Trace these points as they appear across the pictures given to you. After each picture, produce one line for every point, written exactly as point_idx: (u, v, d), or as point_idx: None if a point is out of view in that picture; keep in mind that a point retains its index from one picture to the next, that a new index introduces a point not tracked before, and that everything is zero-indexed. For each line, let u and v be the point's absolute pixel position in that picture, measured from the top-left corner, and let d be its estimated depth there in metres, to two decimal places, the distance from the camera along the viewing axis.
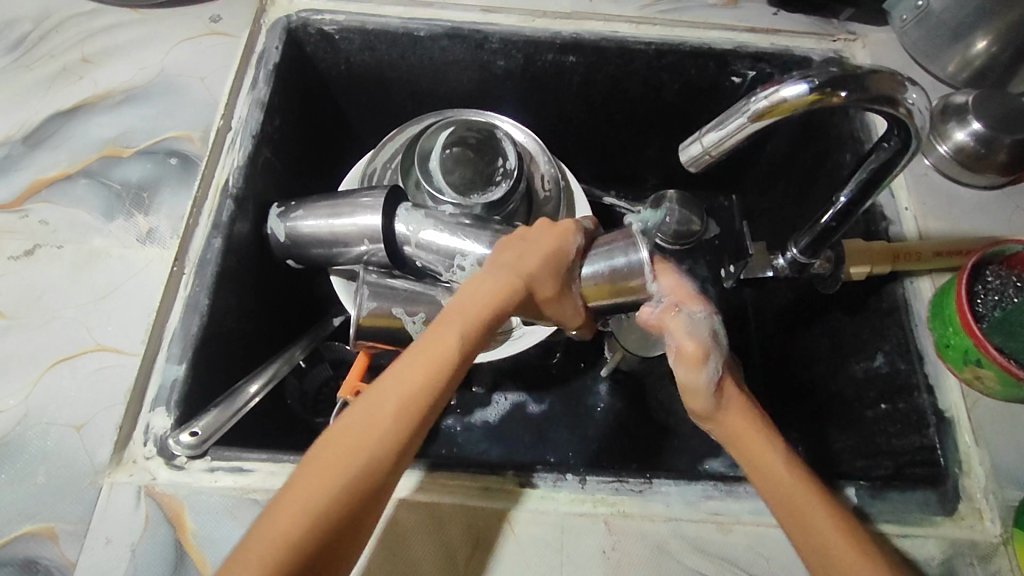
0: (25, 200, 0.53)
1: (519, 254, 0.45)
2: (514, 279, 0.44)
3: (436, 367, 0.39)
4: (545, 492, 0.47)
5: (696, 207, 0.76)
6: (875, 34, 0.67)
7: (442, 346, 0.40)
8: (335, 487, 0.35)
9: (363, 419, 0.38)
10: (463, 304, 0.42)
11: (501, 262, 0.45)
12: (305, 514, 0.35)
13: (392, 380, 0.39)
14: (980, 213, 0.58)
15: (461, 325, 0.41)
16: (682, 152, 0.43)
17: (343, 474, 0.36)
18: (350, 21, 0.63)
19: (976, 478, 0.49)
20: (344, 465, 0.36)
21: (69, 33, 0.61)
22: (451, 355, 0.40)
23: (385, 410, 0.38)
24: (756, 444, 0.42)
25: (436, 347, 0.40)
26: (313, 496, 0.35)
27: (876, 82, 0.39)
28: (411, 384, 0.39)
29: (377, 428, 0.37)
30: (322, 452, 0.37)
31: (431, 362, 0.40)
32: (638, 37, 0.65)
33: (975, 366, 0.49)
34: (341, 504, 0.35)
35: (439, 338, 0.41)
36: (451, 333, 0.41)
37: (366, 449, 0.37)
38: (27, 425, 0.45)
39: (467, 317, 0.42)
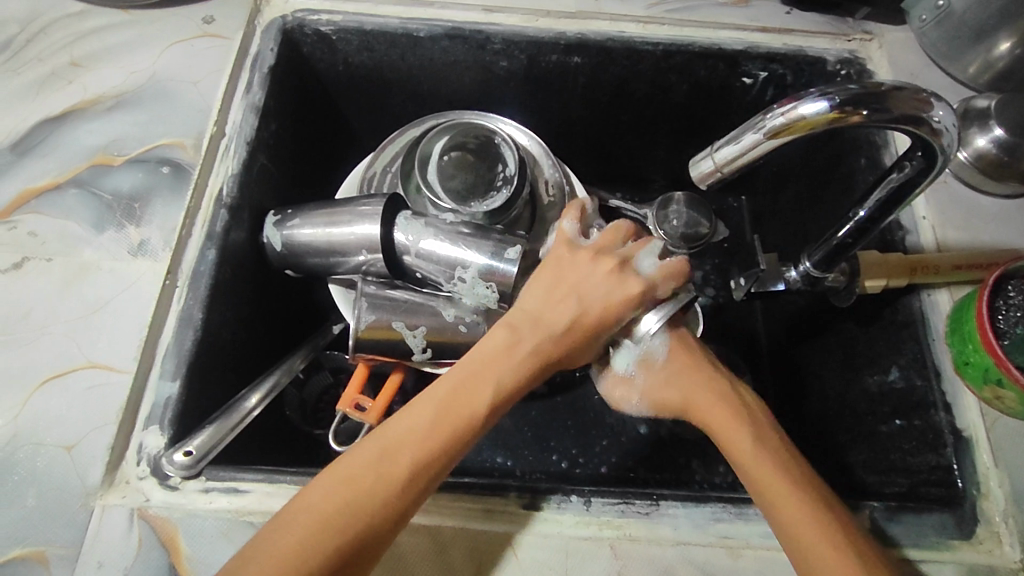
0: (14, 211, 0.52)
1: (561, 314, 0.47)
2: (542, 341, 0.47)
3: (457, 424, 0.43)
4: (549, 514, 0.46)
5: (704, 209, 0.74)
6: (893, 33, 0.64)
7: (467, 405, 0.43)
8: (345, 517, 0.38)
9: (382, 454, 0.41)
10: (487, 365, 0.45)
11: (541, 316, 0.47)
12: (311, 541, 0.37)
13: (415, 418, 0.42)
14: (1000, 223, 0.56)
15: (485, 390, 0.44)
16: (692, 167, 0.41)
17: (341, 514, 0.38)
18: (347, 21, 0.61)
19: (995, 501, 0.48)
20: (355, 501, 0.39)
21: (57, 35, 0.59)
22: (475, 417, 0.43)
23: (407, 452, 0.41)
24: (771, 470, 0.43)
25: (465, 396, 0.44)
26: (317, 526, 0.38)
27: (898, 100, 0.37)
28: (429, 432, 0.42)
29: (401, 459, 0.41)
30: (331, 480, 0.40)
31: (450, 416, 0.43)
32: (646, 37, 0.63)
33: (995, 386, 0.48)
34: (340, 539, 0.38)
35: (463, 397, 0.44)
36: (474, 393, 0.44)
37: (374, 490, 0.39)
38: (16, 445, 0.44)
39: (488, 381, 0.45)
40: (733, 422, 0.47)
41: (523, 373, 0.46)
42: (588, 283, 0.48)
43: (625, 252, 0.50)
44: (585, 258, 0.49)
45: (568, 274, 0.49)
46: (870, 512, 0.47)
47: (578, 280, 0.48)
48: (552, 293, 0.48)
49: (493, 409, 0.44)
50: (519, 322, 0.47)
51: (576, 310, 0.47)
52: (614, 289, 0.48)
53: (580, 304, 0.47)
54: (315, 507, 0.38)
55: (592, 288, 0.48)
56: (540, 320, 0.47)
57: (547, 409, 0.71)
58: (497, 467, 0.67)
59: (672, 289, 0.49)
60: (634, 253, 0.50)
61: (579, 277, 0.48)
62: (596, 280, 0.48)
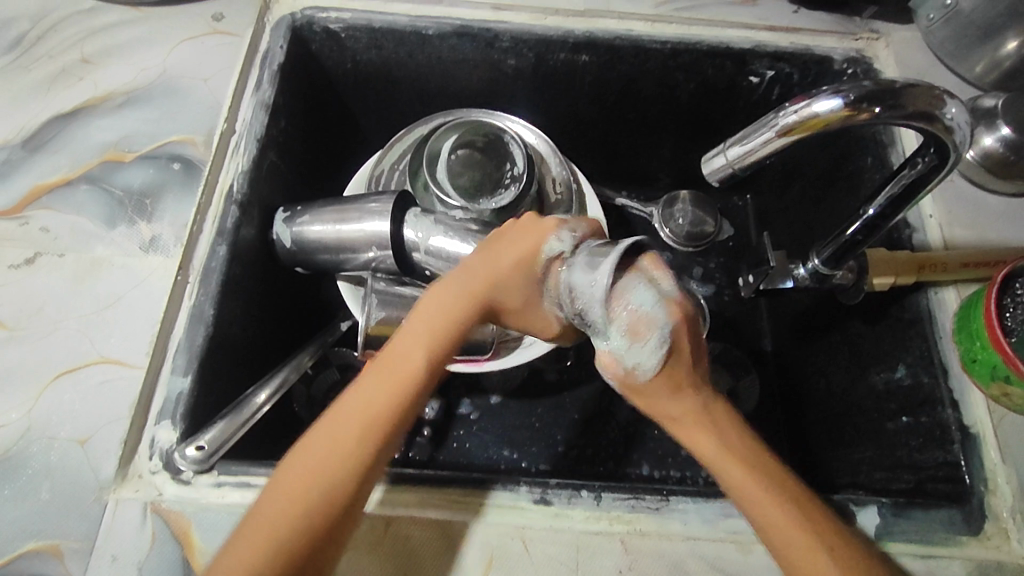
0: (26, 207, 0.52)
1: (488, 270, 0.42)
2: (477, 299, 0.41)
3: (397, 393, 0.38)
4: (560, 509, 0.46)
5: (708, 206, 0.77)
6: (899, 32, 0.65)
7: (400, 370, 0.38)
8: (288, 531, 0.34)
9: (321, 442, 0.36)
10: (424, 335, 0.40)
11: (480, 284, 0.42)
12: (273, 536, 0.34)
13: (353, 399, 0.38)
14: (1006, 221, 0.57)
15: (419, 353, 0.39)
16: (705, 164, 0.41)
17: (298, 511, 0.35)
18: (356, 19, 0.61)
19: (1003, 497, 0.48)
20: (313, 494, 0.35)
21: (68, 32, 0.59)
22: (412, 377, 0.38)
23: (344, 430, 0.37)
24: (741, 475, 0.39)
25: (406, 364, 0.39)
26: (277, 531, 0.34)
27: (912, 97, 0.37)
28: (369, 405, 0.37)
29: (346, 450, 0.36)
30: (284, 478, 0.36)
31: (388, 384, 0.38)
32: (654, 36, 0.63)
33: (1003, 382, 0.48)
34: (302, 530, 0.34)
35: (394, 364, 0.38)
36: (408, 357, 0.39)
37: (329, 473, 0.36)
38: (29, 440, 0.44)
39: (426, 336, 0.40)
40: (708, 430, 0.41)
41: (464, 323, 0.41)
42: (517, 248, 0.43)
43: (540, 214, 0.45)
44: (508, 235, 0.43)
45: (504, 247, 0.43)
46: (878, 508, 0.48)
47: (498, 244, 0.43)
48: (490, 256, 0.43)
49: (433, 368, 0.39)
50: (455, 288, 0.42)
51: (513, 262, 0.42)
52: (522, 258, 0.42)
53: (509, 269, 0.42)
54: (269, 514, 0.35)
55: (509, 249, 0.43)
56: (471, 279, 0.42)
57: (553, 406, 0.71)
58: (504, 464, 0.67)
59: (587, 229, 0.43)
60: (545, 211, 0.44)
61: (503, 245, 0.43)
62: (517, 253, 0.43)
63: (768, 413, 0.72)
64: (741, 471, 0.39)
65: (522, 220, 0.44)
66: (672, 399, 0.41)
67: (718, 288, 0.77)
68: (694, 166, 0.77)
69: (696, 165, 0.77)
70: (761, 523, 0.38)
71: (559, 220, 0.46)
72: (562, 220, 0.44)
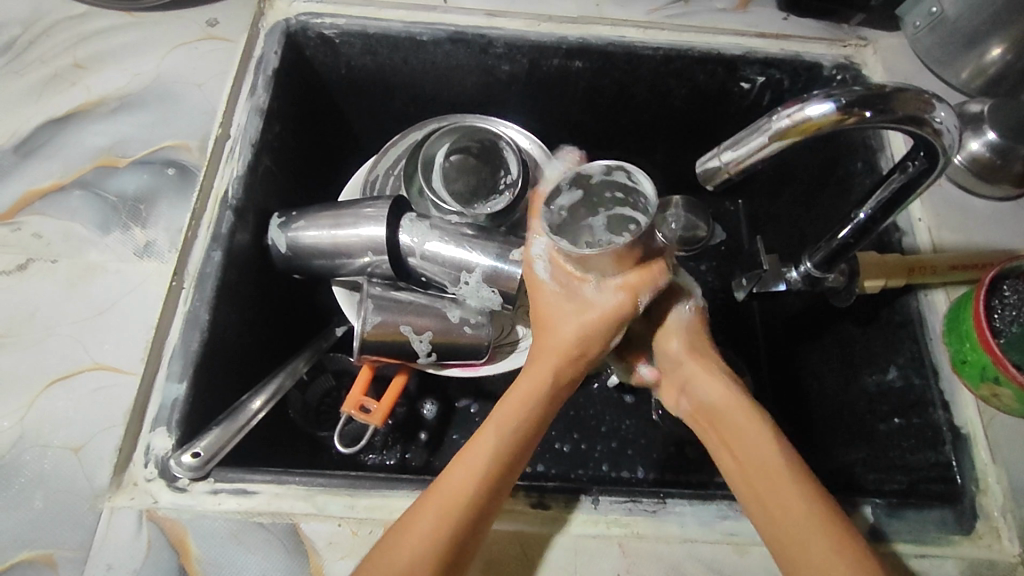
0: (18, 213, 0.52)
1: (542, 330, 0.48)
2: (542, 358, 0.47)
3: (472, 460, 0.42)
4: (557, 513, 0.46)
5: (702, 211, 0.77)
6: (887, 39, 0.66)
7: (482, 439, 0.43)
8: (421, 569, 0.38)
9: (441, 508, 0.40)
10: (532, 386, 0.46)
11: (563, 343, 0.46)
12: (415, 567, 0.38)
13: (479, 448, 0.42)
14: (993, 224, 0.58)
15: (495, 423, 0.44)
16: (699, 167, 0.42)
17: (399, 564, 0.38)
18: (351, 24, 0.61)
19: (994, 496, 0.49)
20: (414, 559, 0.38)
21: (60, 37, 0.59)
22: (490, 442, 0.43)
23: (473, 483, 0.41)
24: (734, 423, 0.45)
25: (510, 415, 0.44)
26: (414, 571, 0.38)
27: (902, 101, 0.38)
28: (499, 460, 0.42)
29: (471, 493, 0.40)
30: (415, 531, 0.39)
31: (471, 457, 0.42)
32: (647, 42, 0.63)
33: (992, 382, 0.49)
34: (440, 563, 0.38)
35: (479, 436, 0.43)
36: (488, 431, 0.44)
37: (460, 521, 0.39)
38: (23, 447, 0.44)
39: (502, 409, 0.45)
40: (738, 419, 0.45)
41: (547, 383, 0.46)
42: (548, 286, 0.48)
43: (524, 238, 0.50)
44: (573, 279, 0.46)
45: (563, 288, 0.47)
46: (873, 508, 0.48)
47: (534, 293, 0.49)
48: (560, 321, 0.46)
49: (512, 430, 0.44)
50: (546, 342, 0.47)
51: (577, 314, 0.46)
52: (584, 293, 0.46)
53: (558, 315, 0.47)
54: (400, 567, 0.38)
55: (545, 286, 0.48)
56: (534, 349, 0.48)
57: None
58: None
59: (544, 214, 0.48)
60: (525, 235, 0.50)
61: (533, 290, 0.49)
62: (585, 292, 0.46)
63: None
64: (761, 453, 0.43)
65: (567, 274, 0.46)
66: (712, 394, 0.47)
67: (711, 291, 0.78)
68: (687, 171, 0.78)
69: (688, 170, 0.78)
70: (761, 491, 0.43)
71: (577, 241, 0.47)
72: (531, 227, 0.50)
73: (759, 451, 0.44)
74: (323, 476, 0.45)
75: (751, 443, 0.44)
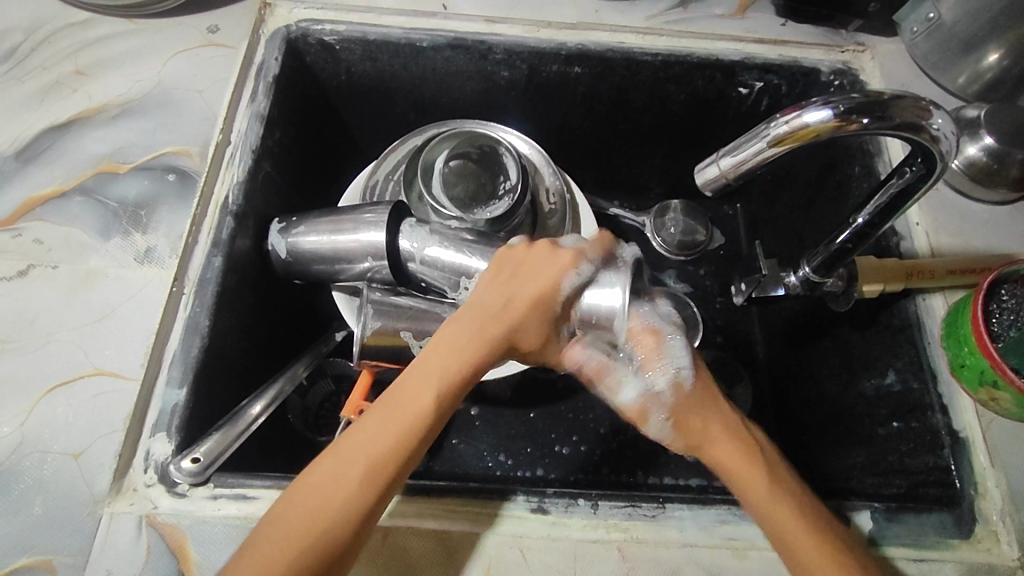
0: (19, 218, 0.52)
1: (496, 300, 0.46)
2: (490, 328, 0.45)
3: (404, 425, 0.41)
4: (556, 518, 0.46)
5: (700, 215, 0.79)
6: (885, 44, 0.66)
7: (414, 402, 0.42)
8: (318, 527, 0.38)
9: (349, 452, 0.40)
10: (462, 345, 0.44)
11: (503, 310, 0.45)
12: (316, 518, 0.38)
13: (402, 396, 0.42)
14: (991, 228, 0.58)
15: (432, 388, 0.42)
16: (697, 174, 0.42)
17: (314, 520, 0.38)
18: (351, 31, 0.62)
19: (993, 500, 0.49)
20: (323, 503, 0.38)
21: (61, 44, 0.59)
22: (421, 415, 0.42)
23: (386, 436, 0.41)
24: (744, 474, 0.44)
25: (431, 368, 0.43)
26: (314, 525, 0.38)
27: (899, 108, 0.38)
28: (413, 418, 0.41)
29: (381, 446, 0.40)
30: (325, 482, 0.39)
31: (397, 422, 0.41)
32: (645, 48, 0.64)
33: (991, 387, 0.49)
34: (337, 518, 0.38)
35: (409, 396, 0.42)
36: (420, 393, 0.42)
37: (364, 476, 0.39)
38: (23, 453, 0.44)
39: (436, 372, 0.43)
40: (744, 467, 0.45)
41: (485, 348, 0.44)
42: (540, 277, 0.46)
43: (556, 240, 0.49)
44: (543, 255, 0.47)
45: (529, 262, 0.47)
46: (872, 513, 0.48)
47: (513, 268, 0.47)
48: (511, 281, 0.46)
49: (446, 398, 0.43)
50: (490, 292, 0.46)
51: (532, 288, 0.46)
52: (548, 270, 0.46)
53: (523, 300, 0.46)
54: (312, 514, 0.38)
55: (532, 274, 0.46)
56: (478, 310, 0.46)
57: (548, 414, 0.71)
58: (499, 472, 0.67)
59: (602, 257, 0.47)
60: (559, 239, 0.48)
61: (512, 267, 0.47)
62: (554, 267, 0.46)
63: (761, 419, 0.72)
64: (768, 498, 0.43)
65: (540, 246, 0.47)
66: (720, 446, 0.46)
67: (710, 295, 0.78)
68: (686, 176, 0.78)
69: (688, 174, 0.78)
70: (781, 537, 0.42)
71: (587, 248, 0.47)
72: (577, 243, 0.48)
73: (769, 497, 0.43)
74: None
75: (761, 491, 0.43)
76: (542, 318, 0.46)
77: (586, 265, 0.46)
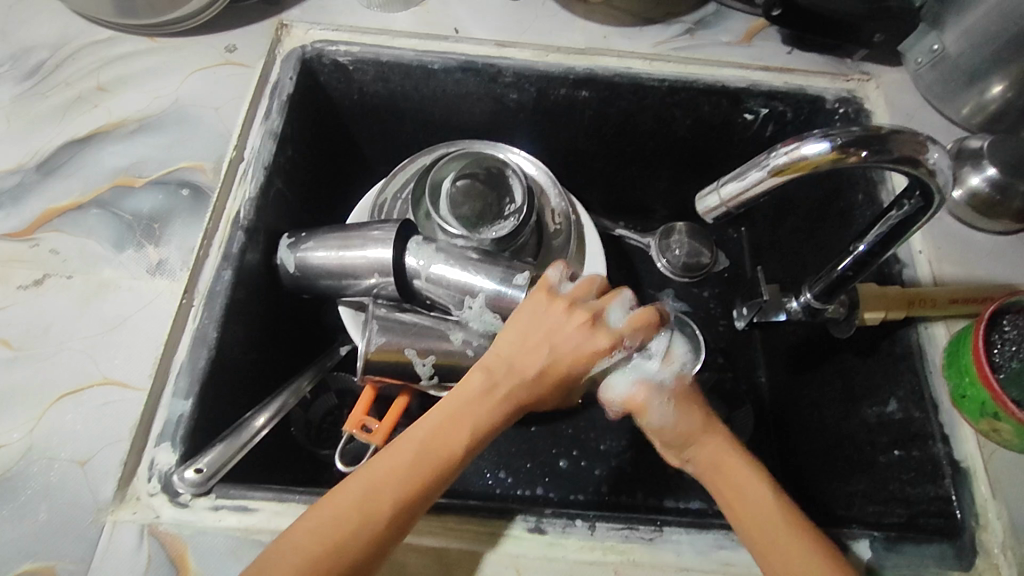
0: (37, 229, 0.53)
1: (531, 365, 0.47)
2: (517, 390, 0.47)
3: (434, 466, 0.43)
4: (553, 538, 0.46)
5: (705, 239, 0.79)
6: (889, 74, 0.67)
7: (446, 446, 0.44)
8: (350, 532, 0.40)
9: (387, 469, 0.42)
10: (469, 409, 0.46)
11: (513, 364, 0.47)
12: (351, 530, 0.40)
13: (431, 426, 0.45)
14: (993, 258, 0.58)
15: (462, 438, 0.45)
16: (699, 201, 0.43)
17: (347, 537, 0.40)
18: (364, 52, 0.63)
19: (994, 533, 0.48)
20: (353, 507, 0.41)
21: (84, 61, 0.61)
22: (451, 455, 0.44)
23: (413, 466, 0.43)
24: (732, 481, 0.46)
25: (455, 425, 0.45)
26: (340, 529, 0.40)
27: (897, 143, 0.38)
28: (421, 464, 0.43)
29: (405, 470, 0.42)
30: (359, 495, 0.41)
31: (426, 459, 0.43)
32: (652, 74, 0.65)
33: (992, 418, 0.49)
34: (366, 530, 0.40)
35: (443, 441, 0.44)
36: (452, 440, 0.44)
37: (386, 505, 0.41)
38: (31, 459, 0.45)
39: (465, 427, 0.45)
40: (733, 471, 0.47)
41: (494, 415, 0.46)
42: (573, 347, 0.48)
43: (598, 305, 0.49)
44: (551, 311, 0.49)
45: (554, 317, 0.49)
46: (870, 542, 0.48)
47: (550, 333, 0.48)
48: (529, 345, 0.48)
49: (472, 448, 0.45)
50: (511, 341, 0.48)
51: (557, 357, 0.47)
52: (584, 342, 0.48)
53: (550, 364, 0.47)
54: (345, 516, 0.40)
55: (567, 343, 0.48)
56: (512, 368, 0.47)
57: (550, 433, 0.72)
58: (499, 490, 0.67)
59: (639, 344, 0.49)
60: (605, 309, 0.49)
61: (548, 332, 0.48)
62: (570, 330, 0.48)
63: (762, 442, 0.72)
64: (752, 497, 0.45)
65: (573, 312, 0.48)
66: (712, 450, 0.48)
67: (713, 318, 0.78)
68: (691, 199, 0.79)
69: (693, 198, 0.79)
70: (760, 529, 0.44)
71: (607, 302, 0.50)
72: (620, 324, 0.49)
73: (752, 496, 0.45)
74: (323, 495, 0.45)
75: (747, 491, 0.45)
76: (564, 386, 0.48)
77: (617, 350, 0.48)
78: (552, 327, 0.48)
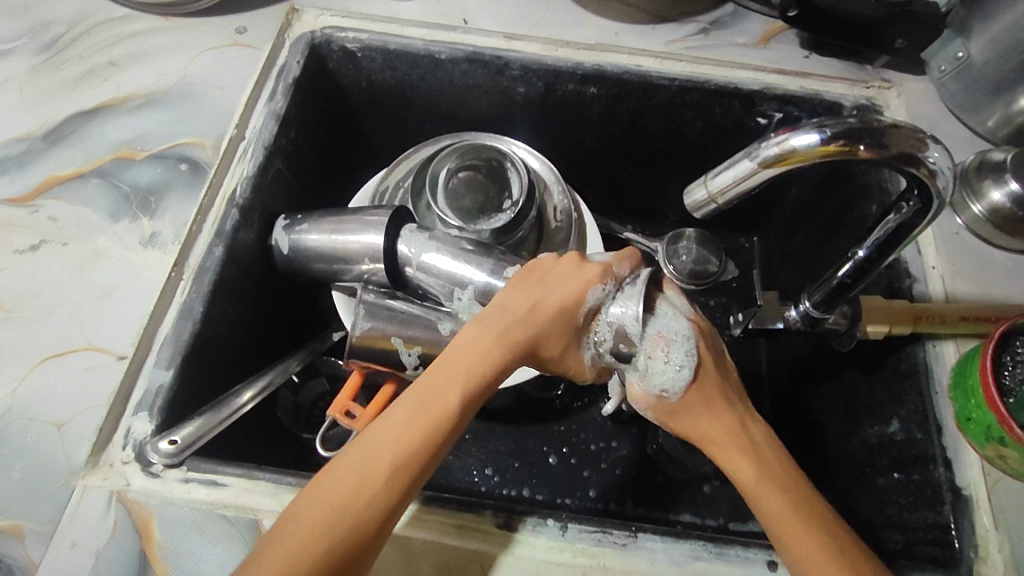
0: (38, 195, 0.54)
1: (526, 311, 0.43)
2: (515, 337, 0.42)
3: (428, 423, 0.39)
4: (522, 535, 0.45)
5: (713, 246, 0.75)
6: (912, 82, 0.65)
7: (440, 400, 0.39)
8: (342, 506, 0.36)
9: (378, 434, 0.38)
10: (460, 362, 0.41)
11: (507, 312, 0.43)
12: (343, 506, 0.36)
13: (422, 383, 0.40)
14: (1011, 278, 0.55)
15: (454, 389, 0.40)
16: (686, 194, 0.42)
17: (341, 508, 0.36)
18: (372, 39, 0.63)
19: (993, 566, 0.45)
20: (346, 477, 0.37)
21: (98, 37, 0.62)
22: (445, 411, 0.39)
23: (405, 426, 0.38)
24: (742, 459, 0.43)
25: (445, 377, 0.40)
26: (330, 507, 0.36)
27: (895, 137, 0.37)
28: (411, 424, 0.38)
29: (398, 433, 0.38)
30: (349, 466, 0.37)
31: (422, 420, 0.39)
32: (663, 72, 0.64)
33: (997, 444, 0.46)
34: (361, 502, 0.36)
35: (436, 394, 0.40)
36: (445, 394, 0.40)
37: (381, 466, 0.37)
38: (10, 418, 0.46)
39: (460, 376, 0.40)
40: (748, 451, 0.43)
41: (488, 365, 0.41)
42: (565, 287, 0.43)
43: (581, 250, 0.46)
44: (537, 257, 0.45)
45: (535, 264, 0.45)
46: None
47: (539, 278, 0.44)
48: (518, 294, 0.43)
49: (469, 403, 0.40)
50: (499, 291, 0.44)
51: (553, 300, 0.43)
52: (577, 279, 0.43)
53: (548, 307, 0.43)
54: (337, 491, 0.36)
55: (558, 283, 0.44)
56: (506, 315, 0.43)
57: (540, 433, 0.70)
58: (484, 487, 0.66)
59: (629, 271, 0.45)
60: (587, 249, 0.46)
61: (532, 274, 0.44)
62: (559, 272, 0.44)
63: None
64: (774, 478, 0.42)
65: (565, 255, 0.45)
66: (720, 423, 0.45)
67: None
68: None
69: None
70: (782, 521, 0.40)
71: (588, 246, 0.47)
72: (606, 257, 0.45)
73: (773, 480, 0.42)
74: (292, 475, 0.45)
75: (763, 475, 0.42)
76: (565, 326, 0.43)
77: (612, 282, 0.44)
78: (543, 271, 0.44)
